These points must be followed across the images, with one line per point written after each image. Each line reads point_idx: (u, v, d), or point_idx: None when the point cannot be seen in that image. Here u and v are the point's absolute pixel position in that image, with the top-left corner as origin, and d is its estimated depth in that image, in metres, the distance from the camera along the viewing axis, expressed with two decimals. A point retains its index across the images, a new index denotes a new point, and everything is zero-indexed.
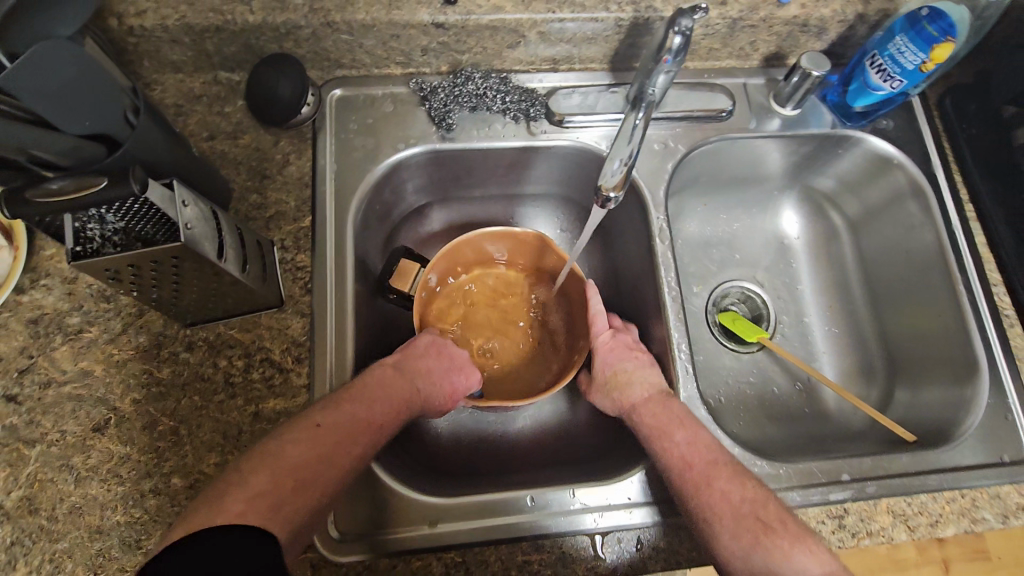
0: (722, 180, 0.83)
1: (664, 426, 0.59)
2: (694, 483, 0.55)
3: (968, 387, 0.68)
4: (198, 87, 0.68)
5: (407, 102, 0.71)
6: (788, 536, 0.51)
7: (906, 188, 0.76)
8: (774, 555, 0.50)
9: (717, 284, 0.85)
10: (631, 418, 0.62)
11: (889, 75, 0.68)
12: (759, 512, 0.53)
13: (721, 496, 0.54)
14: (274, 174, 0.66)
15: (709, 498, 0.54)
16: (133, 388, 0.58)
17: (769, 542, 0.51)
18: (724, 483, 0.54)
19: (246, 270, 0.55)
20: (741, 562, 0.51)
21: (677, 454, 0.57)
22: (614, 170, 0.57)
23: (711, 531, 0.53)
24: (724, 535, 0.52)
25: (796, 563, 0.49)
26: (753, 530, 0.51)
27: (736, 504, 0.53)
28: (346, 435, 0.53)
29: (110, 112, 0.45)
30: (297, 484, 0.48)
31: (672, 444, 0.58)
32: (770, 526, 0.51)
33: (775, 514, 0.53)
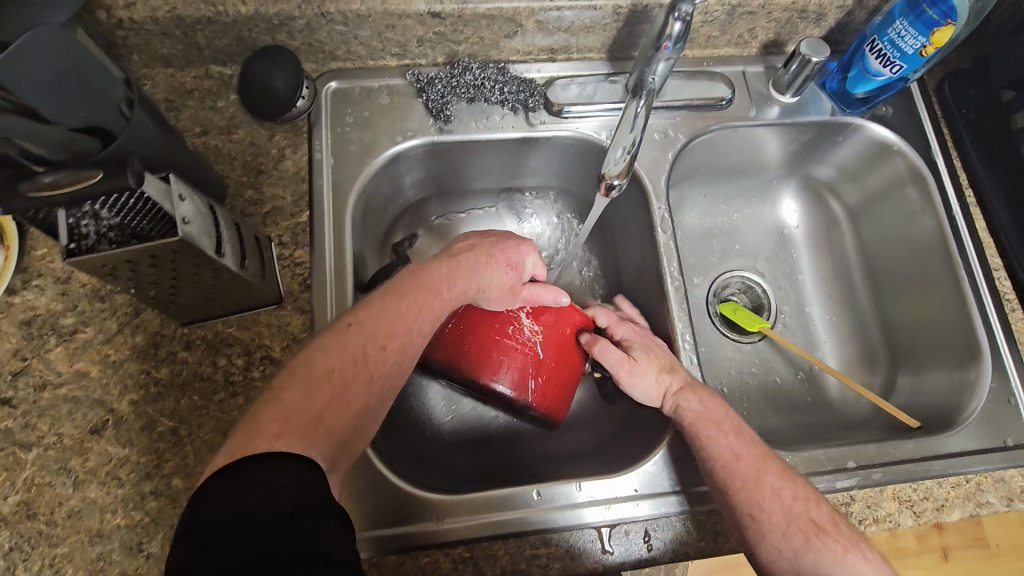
0: (722, 169, 0.83)
1: (710, 418, 0.58)
2: (744, 478, 0.54)
3: (971, 370, 0.68)
4: (190, 81, 0.67)
5: (404, 94, 0.70)
6: (842, 538, 0.51)
7: (906, 173, 0.75)
8: (827, 557, 0.50)
9: (717, 275, 0.84)
10: (672, 404, 0.60)
11: (889, 60, 0.68)
12: (811, 513, 0.53)
13: (771, 493, 0.53)
14: (269, 169, 0.65)
15: (759, 496, 0.53)
16: (130, 389, 0.57)
17: (821, 543, 0.51)
18: (775, 481, 0.54)
19: (245, 266, 0.54)
20: (792, 563, 0.51)
21: (726, 446, 0.56)
22: (617, 158, 0.58)
23: (759, 528, 0.53)
24: (774, 535, 0.52)
25: (848, 566, 0.50)
26: (806, 531, 0.52)
27: (787, 502, 0.53)
28: (378, 341, 0.52)
29: (103, 103, 0.44)
30: (333, 396, 0.49)
31: (721, 435, 0.57)
32: (823, 527, 0.52)
33: (826, 514, 0.53)
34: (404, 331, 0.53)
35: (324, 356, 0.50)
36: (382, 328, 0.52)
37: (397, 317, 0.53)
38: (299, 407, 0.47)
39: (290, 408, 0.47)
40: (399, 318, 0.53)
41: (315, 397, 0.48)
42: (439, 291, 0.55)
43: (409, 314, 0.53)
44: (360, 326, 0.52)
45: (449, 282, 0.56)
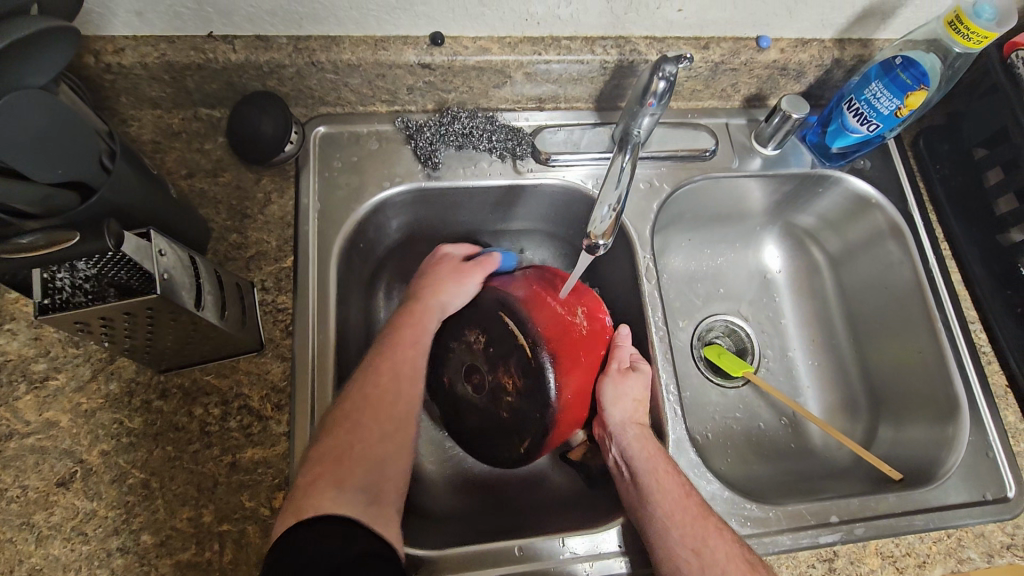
0: (706, 216, 0.84)
1: (660, 453, 0.59)
2: (690, 513, 0.55)
3: (950, 425, 0.69)
4: (177, 123, 0.67)
5: (393, 140, 0.70)
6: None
7: (886, 227, 0.77)
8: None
9: (701, 318, 0.85)
10: (627, 434, 0.61)
11: (866, 119, 0.69)
12: (745, 554, 0.54)
13: (713, 530, 0.54)
14: (254, 213, 0.65)
15: (699, 531, 0.54)
16: (101, 439, 0.55)
17: None
18: (715, 519, 0.55)
19: (225, 316, 0.54)
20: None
21: (675, 480, 0.57)
22: (603, 216, 0.55)
23: (699, 563, 0.52)
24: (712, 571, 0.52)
25: None
26: (742, 568, 0.52)
27: (725, 540, 0.54)
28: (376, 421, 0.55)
29: (87, 161, 0.44)
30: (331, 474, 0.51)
31: (667, 470, 0.58)
32: (756, 567, 0.53)
33: (757, 558, 0.54)
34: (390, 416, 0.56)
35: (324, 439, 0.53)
36: (364, 416, 0.55)
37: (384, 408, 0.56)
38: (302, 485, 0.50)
39: (314, 483, 0.50)
40: (384, 402, 0.56)
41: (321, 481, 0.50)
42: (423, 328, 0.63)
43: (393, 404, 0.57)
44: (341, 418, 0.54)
45: (419, 346, 0.61)
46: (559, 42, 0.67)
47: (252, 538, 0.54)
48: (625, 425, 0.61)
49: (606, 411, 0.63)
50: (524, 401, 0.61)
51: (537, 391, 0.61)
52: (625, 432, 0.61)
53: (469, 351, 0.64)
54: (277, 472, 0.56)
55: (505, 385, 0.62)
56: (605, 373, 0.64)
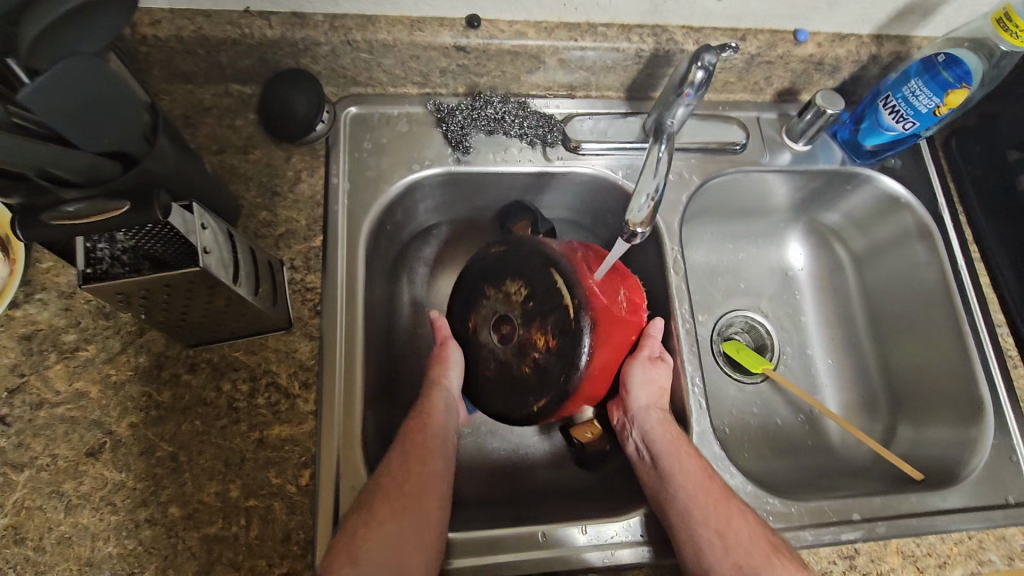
0: (731, 210, 0.84)
1: (682, 439, 0.60)
2: (712, 494, 0.55)
3: (973, 426, 0.69)
4: (209, 99, 0.67)
5: (423, 122, 0.70)
6: (795, 561, 0.52)
7: (913, 226, 0.77)
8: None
9: (722, 314, 0.85)
10: (649, 418, 0.61)
11: (903, 117, 0.69)
12: (768, 536, 0.54)
13: (736, 513, 0.54)
14: (284, 192, 0.65)
15: (722, 512, 0.54)
16: (131, 411, 0.55)
17: (779, 562, 0.51)
18: (737, 501, 0.55)
19: (258, 292, 0.54)
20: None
21: (697, 464, 0.57)
22: (642, 205, 0.54)
23: (722, 544, 0.52)
24: (734, 551, 0.52)
25: None
26: (765, 549, 0.52)
27: (748, 523, 0.54)
28: (415, 470, 0.56)
29: (129, 129, 0.44)
30: (368, 513, 0.52)
31: (688, 452, 0.58)
32: (779, 549, 0.53)
33: (780, 541, 0.54)
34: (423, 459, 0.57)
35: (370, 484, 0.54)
36: (397, 462, 0.56)
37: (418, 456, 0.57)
38: (347, 526, 0.51)
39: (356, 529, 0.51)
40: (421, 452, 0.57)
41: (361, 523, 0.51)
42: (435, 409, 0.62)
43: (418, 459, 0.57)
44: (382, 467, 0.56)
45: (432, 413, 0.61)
46: (596, 28, 0.66)
47: (278, 514, 0.54)
48: (648, 409, 0.62)
49: (631, 394, 0.63)
50: (554, 361, 0.60)
51: (569, 357, 0.60)
52: (648, 416, 0.61)
53: (504, 301, 0.64)
54: (303, 449, 0.56)
55: (536, 341, 0.61)
56: (633, 358, 0.65)
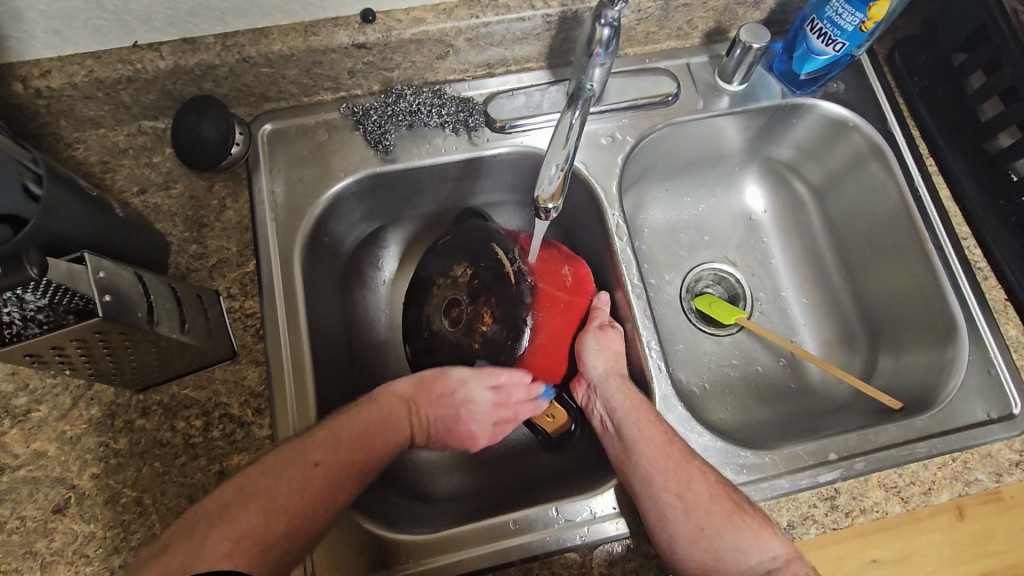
0: (680, 163, 0.81)
1: (644, 405, 0.59)
2: (672, 458, 0.54)
3: (949, 347, 0.67)
4: (123, 140, 0.66)
5: (342, 128, 0.69)
6: (757, 516, 0.52)
7: (866, 148, 0.74)
8: (744, 534, 0.51)
9: (688, 270, 0.83)
10: (609, 383, 0.61)
11: (831, 38, 0.66)
12: (731, 494, 0.53)
13: (697, 475, 0.54)
14: (212, 222, 0.64)
15: (683, 474, 0.53)
16: (90, 463, 0.56)
17: (740, 519, 0.51)
18: (699, 462, 0.55)
19: (186, 329, 0.53)
20: (708, 544, 0.51)
21: (659, 429, 0.57)
22: (551, 176, 0.53)
23: (682, 507, 0.52)
24: (695, 512, 0.52)
25: (765, 541, 0.50)
26: (727, 507, 0.52)
27: (710, 484, 0.53)
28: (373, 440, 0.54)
29: (6, 186, 0.44)
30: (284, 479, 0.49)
31: (650, 418, 0.58)
32: (741, 506, 0.52)
33: (742, 498, 0.53)
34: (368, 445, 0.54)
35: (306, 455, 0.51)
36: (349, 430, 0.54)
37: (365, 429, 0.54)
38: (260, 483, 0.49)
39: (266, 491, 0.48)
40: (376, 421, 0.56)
41: (279, 499, 0.48)
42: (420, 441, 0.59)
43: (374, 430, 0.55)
44: (324, 434, 0.53)
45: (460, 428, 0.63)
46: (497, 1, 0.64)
47: None
48: (608, 376, 0.61)
49: (589, 363, 0.63)
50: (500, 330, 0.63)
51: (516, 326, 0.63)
52: (609, 383, 0.61)
53: (452, 286, 0.65)
54: None
55: (483, 316, 0.63)
56: (584, 329, 0.65)
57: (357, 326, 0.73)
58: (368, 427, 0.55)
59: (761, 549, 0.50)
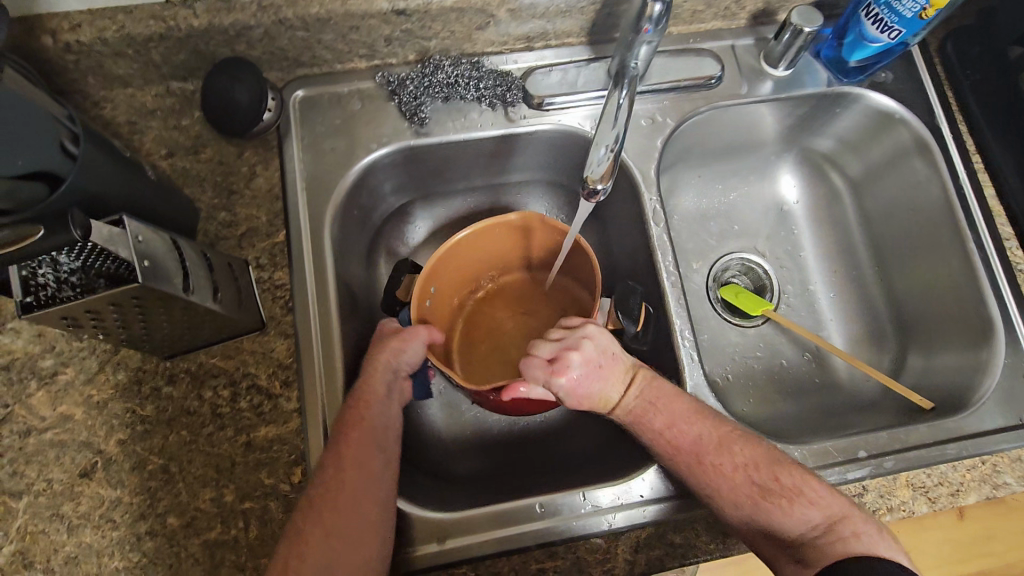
0: (715, 150, 0.79)
1: (646, 408, 0.57)
2: (683, 465, 0.55)
3: (984, 349, 0.66)
4: (150, 101, 0.64)
5: (375, 97, 0.67)
6: (787, 491, 0.52)
7: (911, 144, 0.72)
8: (780, 517, 0.52)
9: (716, 259, 0.82)
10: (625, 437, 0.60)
11: (887, 25, 0.63)
12: (753, 475, 0.53)
13: (713, 470, 0.54)
14: (241, 189, 0.63)
15: (705, 479, 0.54)
16: (117, 428, 0.55)
17: (768, 503, 0.52)
18: (715, 457, 0.54)
19: (219, 297, 0.52)
20: (751, 528, 0.53)
21: (661, 439, 0.56)
22: (600, 158, 0.51)
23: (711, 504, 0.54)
24: (730, 508, 0.53)
25: (800, 515, 0.51)
26: (751, 496, 0.53)
27: (729, 472, 0.54)
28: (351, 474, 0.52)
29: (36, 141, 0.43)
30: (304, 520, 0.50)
31: (653, 433, 0.56)
32: (766, 488, 0.53)
33: (769, 472, 0.53)
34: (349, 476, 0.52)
35: (324, 470, 0.53)
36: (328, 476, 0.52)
37: (357, 447, 0.53)
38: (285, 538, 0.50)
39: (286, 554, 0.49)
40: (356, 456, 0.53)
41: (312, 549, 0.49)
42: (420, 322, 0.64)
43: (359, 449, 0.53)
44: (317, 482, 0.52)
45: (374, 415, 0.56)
46: None
47: (275, 514, 0.55)
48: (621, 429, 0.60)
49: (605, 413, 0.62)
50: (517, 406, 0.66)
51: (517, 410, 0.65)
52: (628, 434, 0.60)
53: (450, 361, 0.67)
54: (292, 448, 0.56)
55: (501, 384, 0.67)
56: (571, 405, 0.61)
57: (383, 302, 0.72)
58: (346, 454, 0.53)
59: (798, 523, 0.51)
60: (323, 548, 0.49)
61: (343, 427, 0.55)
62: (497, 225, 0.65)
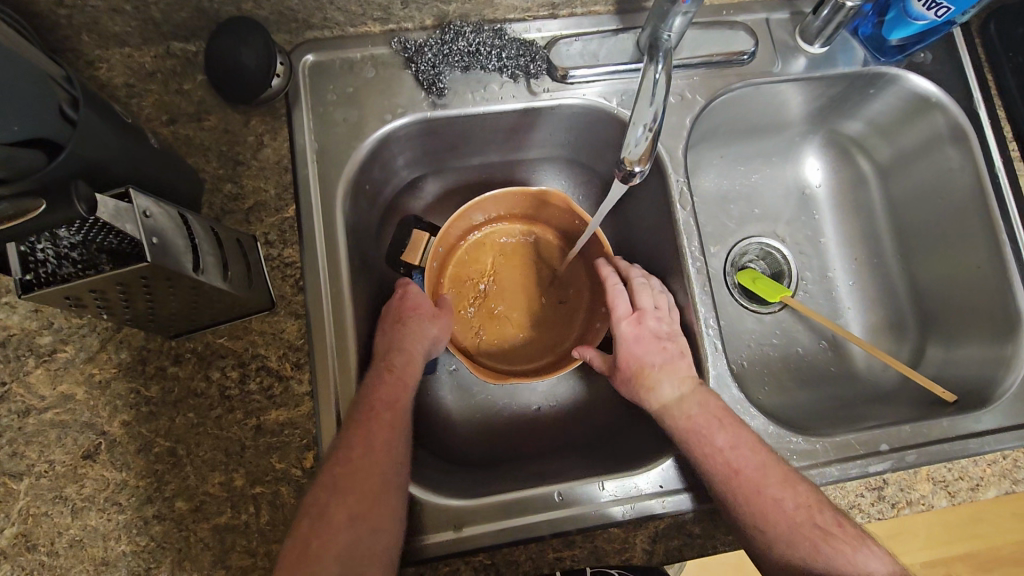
0: (740, 129, 0.76)
1: (715, 423, 0.56)
2: (743, 492, 0.53)
3: (1008, 344, 0.64)
4: (150, 62, 0.59)
5: (390, 64, 0.63)
6: (849, 538, 0.52)
7: (945, 130, 0.69)
8: (840, 563, 0.50)
9: (735, 242, 0.79)
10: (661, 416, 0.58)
11: (934, 2, 0.61)
12: (817, 518, 0.52)
13: (774, 505, 0.53)
14: (247, 159, 0.59)
15: (762, 509, 0.53)
16: (121, 409, 0.53)
17: (828, 548, 0.51)
18: (775, 490, 0.53)
19: (229, 276, 0.50)
20: (801, 570, 0.51)
21: (721, 459, 0.54)
22: (638, 138, 0.48)
23: (764, 538, 0.52)
24: (783, 545, 0.52)
25: (861, 566, 0.50)
26: (812, 538, 0.52)
27: (790, 511, 0.52)
28: (375, 455, 0.52)
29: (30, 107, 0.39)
30: (325, 506, 0.49)
31: (714, 450, 0.55)
32: (827, 531, 0.52)
33: (829, 515, 0.53)
34: (373, 460, 0.51)
35: (345, 449, 0.52)
36: (360, 451, 0.51)
37: (380, 445, 0.52)
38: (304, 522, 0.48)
39: (307, 536, 0.47)
40: (379, 437, 0.53)
41: (334, 533, 0.48)
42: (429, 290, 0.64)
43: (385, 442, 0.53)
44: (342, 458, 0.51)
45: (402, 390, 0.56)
46: None
47: (287, 499, 0.53)
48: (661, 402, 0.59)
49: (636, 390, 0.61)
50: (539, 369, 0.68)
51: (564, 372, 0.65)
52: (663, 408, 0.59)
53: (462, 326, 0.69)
54: (304, 432, 0.54)
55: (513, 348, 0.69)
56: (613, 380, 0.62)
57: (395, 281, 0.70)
58: (370, 431, 0.52)
59: (859, 573, 0.50)
60: (344, 528, 0.48)
61: (371, 414, 0.53)
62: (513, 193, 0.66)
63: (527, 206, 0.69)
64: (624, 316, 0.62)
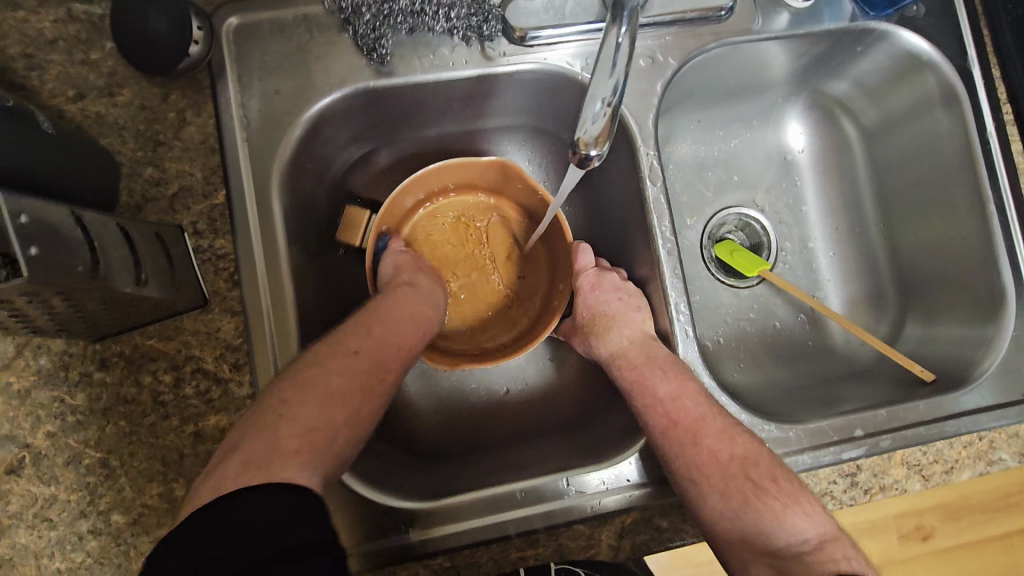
0: (719, 92, 0.70)
1: (660, 372, 0.55)
2: (679, 441, 0.53)
3: (990, 324, 0.62)
4: (49, 28, 0.52)
5: (327, 27, 0.56)
6: (781, 495, 0.50)
7: (937, 93, 0.64)
8: (767, 516, 0.49)
9: (712, 213, 0.75)
10: (612, 366, 0.59)
11: None
12: (751, 471, 0.51)
13: (708, 456, 0.52)
14: (169, 139, 0.53)
15: (696, 460, 0.52)
16: (44, 420, 0.49)
17: (760, 502, 0.50)
18: (712, 441, 0.52)
19: (145, 279, 0.45)
20: (739, 534, 0.50)
21: (661, 410, 0.54)
22: (595, 115, 0.43)
23: (698, 491, 0.52)
24: (711, 497, 0.51)
25: (789, 521, 0.49)
26: (743, 490, 0.50)
27: (724, 462, 0.52)
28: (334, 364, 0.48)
29: None
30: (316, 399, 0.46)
31: (654, 400, 0.54)
32: (760, 486, 0.50)
33: (766, 470, 0.51)
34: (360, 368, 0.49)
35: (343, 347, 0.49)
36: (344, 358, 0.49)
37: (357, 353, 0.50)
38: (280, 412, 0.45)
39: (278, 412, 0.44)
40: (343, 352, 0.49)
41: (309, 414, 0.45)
42: (373, 269, 0.60)
43: (365, 364, 0.50)
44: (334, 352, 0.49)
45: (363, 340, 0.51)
46: None
47: None
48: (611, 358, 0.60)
49: (596, 346, 0.61)
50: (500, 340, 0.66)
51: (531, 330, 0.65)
52: (613, 365, 0.59)
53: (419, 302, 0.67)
54: None
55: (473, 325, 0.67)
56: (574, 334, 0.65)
57: (349, 267, 0.65)
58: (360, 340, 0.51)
59: (786, 533, 0.49)
60: (316, 416, 0.45)
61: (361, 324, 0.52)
62: (465, 166, 0.62)
63: (480, 177, 0.65)
64: (588, 268, 0.63)
